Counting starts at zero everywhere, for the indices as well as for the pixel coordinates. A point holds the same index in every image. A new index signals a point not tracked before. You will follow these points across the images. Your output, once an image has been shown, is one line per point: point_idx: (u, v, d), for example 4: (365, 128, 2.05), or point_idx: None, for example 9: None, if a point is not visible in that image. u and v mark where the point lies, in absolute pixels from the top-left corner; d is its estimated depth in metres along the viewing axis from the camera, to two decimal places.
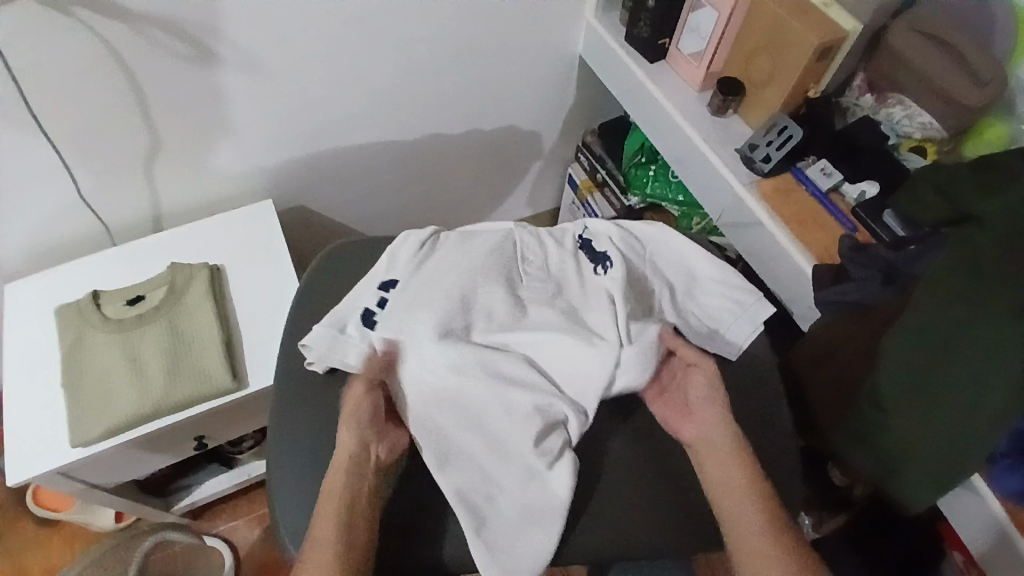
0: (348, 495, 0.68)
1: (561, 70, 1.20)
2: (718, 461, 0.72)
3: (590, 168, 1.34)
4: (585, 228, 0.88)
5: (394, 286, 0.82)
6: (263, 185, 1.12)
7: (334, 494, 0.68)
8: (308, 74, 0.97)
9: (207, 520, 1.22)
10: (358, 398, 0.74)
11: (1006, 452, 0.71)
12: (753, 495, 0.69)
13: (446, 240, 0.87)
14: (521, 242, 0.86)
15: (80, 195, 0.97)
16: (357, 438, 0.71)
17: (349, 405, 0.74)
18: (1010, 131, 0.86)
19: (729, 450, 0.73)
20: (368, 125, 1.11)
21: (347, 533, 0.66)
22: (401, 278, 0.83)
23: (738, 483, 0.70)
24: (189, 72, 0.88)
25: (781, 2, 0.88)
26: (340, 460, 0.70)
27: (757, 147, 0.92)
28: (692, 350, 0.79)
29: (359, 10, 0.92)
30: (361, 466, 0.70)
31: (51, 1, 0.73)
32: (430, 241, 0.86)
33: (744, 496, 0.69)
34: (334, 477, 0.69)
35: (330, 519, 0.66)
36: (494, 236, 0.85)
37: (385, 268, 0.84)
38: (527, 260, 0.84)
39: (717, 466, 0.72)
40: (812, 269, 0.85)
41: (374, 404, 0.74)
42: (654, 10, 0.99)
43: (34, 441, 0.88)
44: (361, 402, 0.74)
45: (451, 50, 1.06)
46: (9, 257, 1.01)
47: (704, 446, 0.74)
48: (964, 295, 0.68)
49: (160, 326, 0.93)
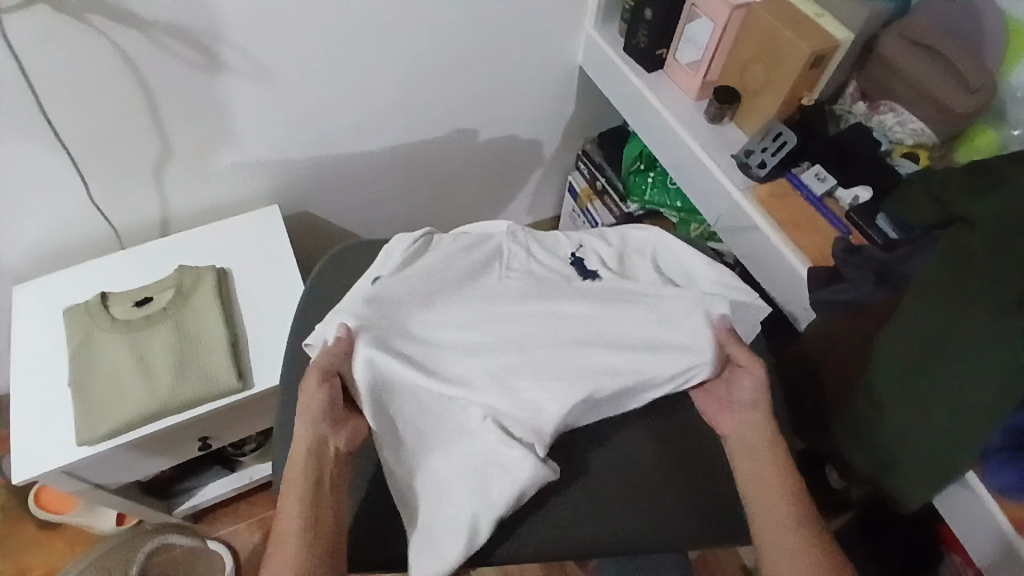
0: (312, 485, 0.69)
1: (562, 80, 1.23)
2: (755, 454, 0.74)
3: (590, 176, 1.36)
4: (579, 244, 0.89)
5: (383, 279, 0.83)
6: (270, 190, 1.14)
7: (296, 482, 0.68)
8: (315, 82, 1.00)
9: (208, 523, 1.23)
10: (311, 389, 0.73)
11: (1001, 447, 0.72)
12: (786, 492, 0.70)
13: (439, 242, 0.89)
14: (510, 251, 0.87)
15: (91, 199, 0.99)
16: (314, 430, 0.72)
17: (305, 397, 0.73)
18: (1000, 137, 0.89)
19: (764, 444, 0.74)
20: (373, 133, 1.14)
21: (312, 510, 0.67)
22: (390, 273, 0.84)
23: (772, 476, 0.71)
24: (200, 79, 0.91)
25: (774, 14, 0.91)
26: (297, 454, 0.70)
27: (753, 153, 0.94)
28: (742, 352, 0.77)
29: (365, 20, 0.95)
30: (319, 458, 0.71)
31: (69, 9, 0.76)
32: (423, 240, 0.88)
33: (777, 493, 0.70)
34: (294, 467, 0.69)
35: (296, 499, 0.67)
36: (483, 245, 0.88)
37: (379, 265, 0.85)
38: (512, 265, 0.86)
39: (752, 460, 0.74)
40: (807, 270, 0.87)
41: (329, 396, 0.73)
42: (651, 21, 1.02)
43: (41, 438, 0.89)
44: (316, 394, 0.73)
45: (453, 61, 1.08)
46: (21, 259, 1.03)
47: (742, 439, 0.76)
48: (952, 296, 0.70)
49: (167, 327, 0.94)
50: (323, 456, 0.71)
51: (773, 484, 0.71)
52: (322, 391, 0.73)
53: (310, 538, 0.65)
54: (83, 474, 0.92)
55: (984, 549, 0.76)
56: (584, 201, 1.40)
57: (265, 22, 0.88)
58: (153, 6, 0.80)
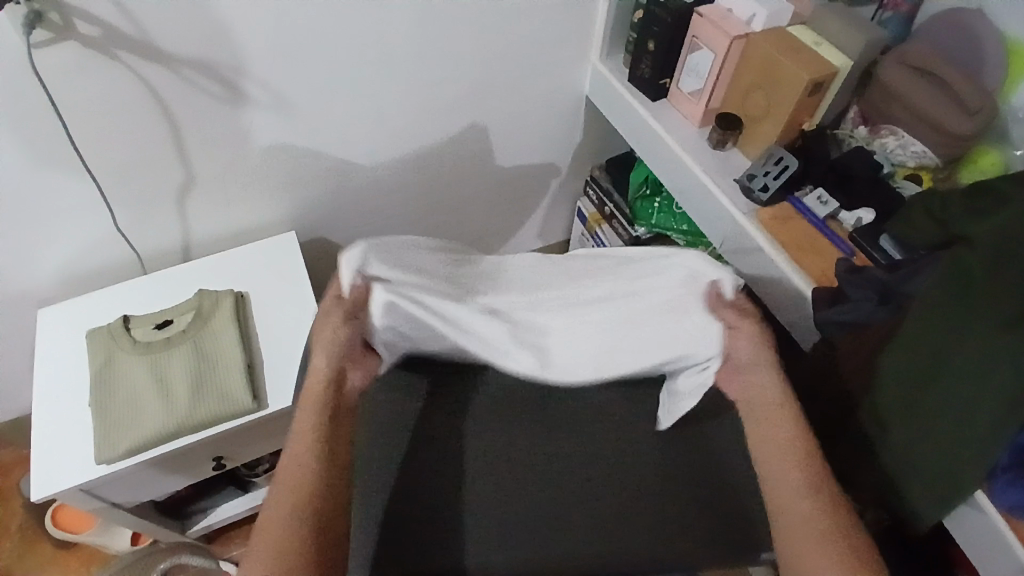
0: (329, 410, 0.75)
1: (569, 109, 1.27)
2: (765, 417, 0.78)
3: (598, 201, 1.39)
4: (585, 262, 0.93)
5: None
6: (288, 218, 1.18)
7: (314, 402, 0.75)
8: (334, 114, 1.05)
9: (222, 544, 1.25)
10: (331, 325, 0.77)
11: (1007, 466, 0.70)
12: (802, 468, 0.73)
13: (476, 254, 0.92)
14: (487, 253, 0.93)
15: (116, 228, 1.04)
16: (334, 365, 0.77)
17: (326, 326, 0.77)
18: (1004, 158, 0.91)
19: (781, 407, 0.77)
20: (390, 161, 1.18)
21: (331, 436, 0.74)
22: None
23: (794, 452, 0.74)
24: (221, 110, 0.95)
25: (773, 43, 0.94)
26: (314, 385, 0.76)
27: (755, 176, 0.96)
28: (730, 314, 0.81)
29: (383, 55, 1.00)
30: (336, 390, 0.77)
31: (96, 44, 0.80)
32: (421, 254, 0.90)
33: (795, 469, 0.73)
34: (311, 398, 0.75)
35: (311, 416, 0.74)
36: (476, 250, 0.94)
37: None
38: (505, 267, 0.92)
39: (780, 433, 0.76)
40: (810, 291, 0.88)
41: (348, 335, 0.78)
42: (654, 52, 1.05)
43: (62, 458, 0.91)
44: (336, 327, 0.77)
45: (463, 92, 1.12)
46: (47, 284, 1.07)
47: (754, 400, 0.80)
48: (956, 308, 0.70)
49: (186, 348, 0.97)
50: (338, 393, 0.77)
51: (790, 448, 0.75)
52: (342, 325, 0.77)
53: (315, 470, 0.71)
54: (99, 491, 0.94)
55: (999, 569, 0.75)
56: (593, 225, 1.43)
57: (283, 56, 0.93)
58: (177, 41, 0.84)
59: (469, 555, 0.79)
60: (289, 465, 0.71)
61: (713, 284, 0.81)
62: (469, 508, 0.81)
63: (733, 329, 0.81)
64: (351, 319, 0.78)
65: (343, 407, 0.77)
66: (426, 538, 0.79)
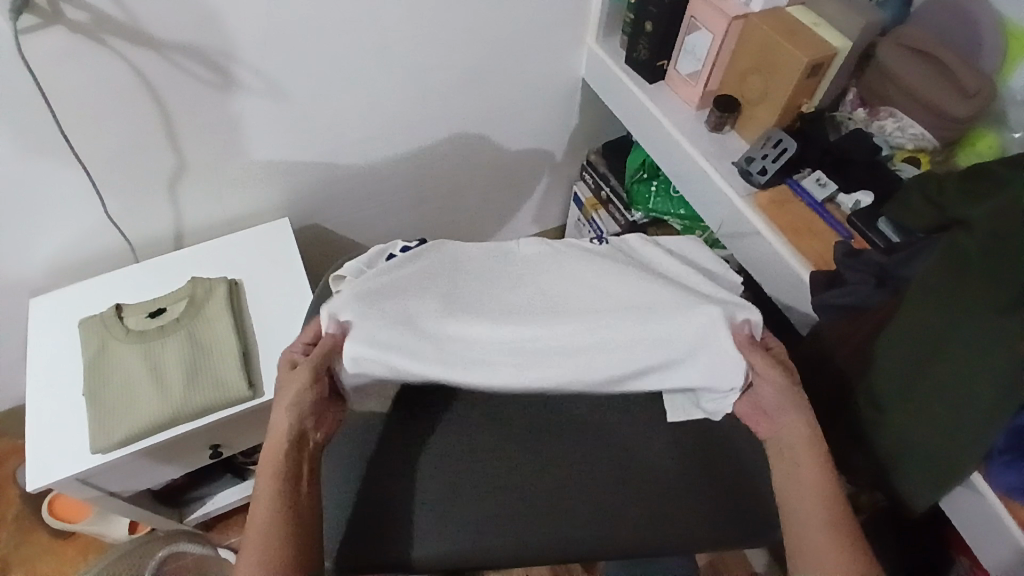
0: (287, 461, 0.68)
1: (566, 92, 1.25)
2: (789, 452, 0.72)
3: (594, 186, 1.38)
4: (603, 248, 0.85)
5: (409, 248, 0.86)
6: (282, 204, 1.17)
7: (271, 450, 0.69)
8: (329, 99, 1.03)
9: (219, 532, 1.25)
10: (301, 383, 0.71)
11: (1004, 449, 0.71)
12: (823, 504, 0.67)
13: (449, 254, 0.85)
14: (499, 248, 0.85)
15: (107, 216, 1.03)
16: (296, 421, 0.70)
17: (292, 383, 0.71)
18: (1000, 141, 0.90)
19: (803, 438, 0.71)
20: (385, 146, 1.16)
21: (292, 487, 0.67)
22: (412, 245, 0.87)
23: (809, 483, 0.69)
24: (214, 96, 0.94)
25: (771, 24, 0.93)
26: (275, 437, 0.69)
27: (754, 160, 0.96)
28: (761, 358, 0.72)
29: (377, 38, 0.98)
30: (298, 446, 0.70)
31: (84, 29, 0.79)
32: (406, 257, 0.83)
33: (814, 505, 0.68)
34: (271, 451, 0.69)
35: (268, 476, 0.67)
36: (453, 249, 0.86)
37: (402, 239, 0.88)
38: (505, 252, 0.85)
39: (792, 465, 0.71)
40: (808, 275, 0.88)
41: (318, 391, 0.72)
42: (651, 34, 1.04)
43: (56, 448, 0.91)
44: (304, 384, 0.71)
45: (458, 77, 1.11)
46: (38, 273, 1.05)
47: (783, 438, 0.73)
48: (953, 294, 0.70)
49: (180, 337, 0.96)
50: (303, 447, 0.70)
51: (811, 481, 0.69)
52: (310, 383, 0.71)
53: (281, 529, 0.65)
54: (95, 481, 0.94)
55: (994, 550, 0.75)
56: (589, 210, 1.42)
57: (275, 42, 0.91)
58: (168, 28, 0.83)
59: (415, 551, 0.74)
60: (258, 523, 0.65)
61: (744, 326, 0.74)
62: (419, 500, 0.77)
63: (760, 377, 0.72)
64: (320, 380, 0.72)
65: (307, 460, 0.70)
66: (371, 534, 0.74)
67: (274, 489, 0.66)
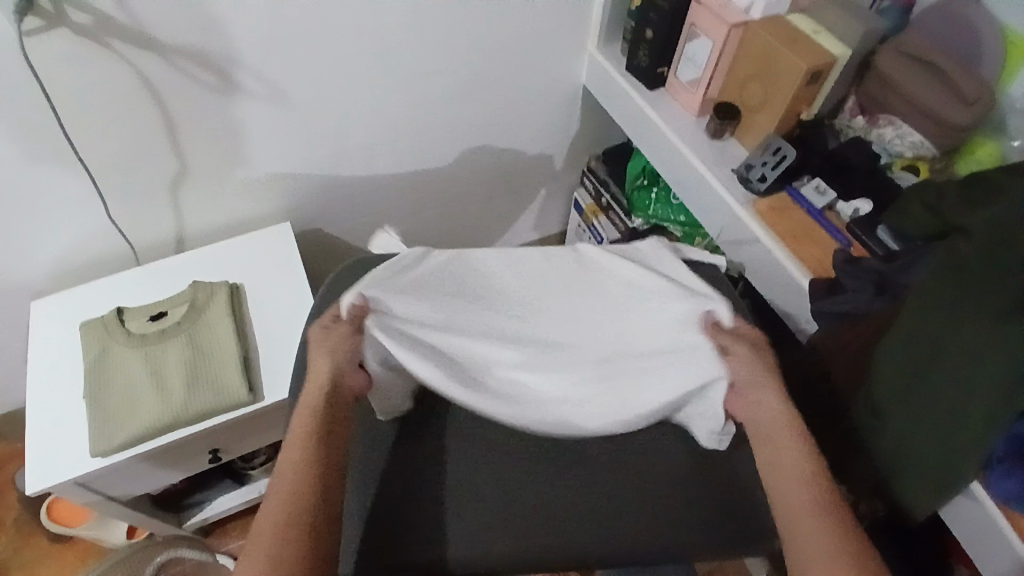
0: (322, 412, 0.72)
1: (566, 99, 1.26)
2: (769, 433, 0.72)
3: (595, 192, 1.39)
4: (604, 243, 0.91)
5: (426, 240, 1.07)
6: (284, 209, 1.17)
7: (311, 396, 0.73)
8: (330, 104, 1.04)
9: (218, 537, 1.25)
10: (343, 334, 0.78)
11: (1003, 456, 0.71)
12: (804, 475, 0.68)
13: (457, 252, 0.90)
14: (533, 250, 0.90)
15: (109, 218, 1.03)
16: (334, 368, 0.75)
17: (332, 338, 0.77)
18: (1000, 149, 0.91)
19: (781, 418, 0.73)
20: (387, 151, 1.17)
21: (323, 437, 0.70)
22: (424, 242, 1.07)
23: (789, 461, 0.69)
24: (216, 99, 0.94)
25: (771, 32, 0.93)
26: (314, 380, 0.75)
27: (753, 167, 0.96)
28: (724, 334, 0.79)
29: (379, 45, 0.99)
30: (337, 392, 0.74)
31: (88, 33, 0.79)
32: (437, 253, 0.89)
33: (795, 473, 0.68)
34: (309, 395, 0.73)
35: (303, 418, 0.71)
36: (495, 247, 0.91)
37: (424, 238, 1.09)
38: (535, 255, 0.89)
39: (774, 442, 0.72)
40: (807, 282, 0.88)
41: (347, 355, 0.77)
42: (652, 41, 1.04)
43: (56, 450, 0.91)
44: (345, 337, 0.77)
45: (460, 84, 1.12)
46: (39, 276, 1.06)
47: (760, 419, 0.74)
48: (952, 298, 0.70)
49: (181, 340, 0.96)
50: (338, 394, 0.75)
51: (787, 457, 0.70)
52: (347, 337, 0.78)
53: (307, 474, 0.66)
54: (95, 484, 0.94)
55: (996, 561, 0.75)
56: (590, 216, 1.42)
57: (278, 47, 0.92)
58: (169, 31, 0.84)
59: (450, 547, 0.75)
60: (286, 463, 0.67)
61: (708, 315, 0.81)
62: (451, 505, 0.77)
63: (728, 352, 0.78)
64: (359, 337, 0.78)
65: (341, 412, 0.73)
66: (386, 539, 0.74)
67: (306, 432, 0.70)
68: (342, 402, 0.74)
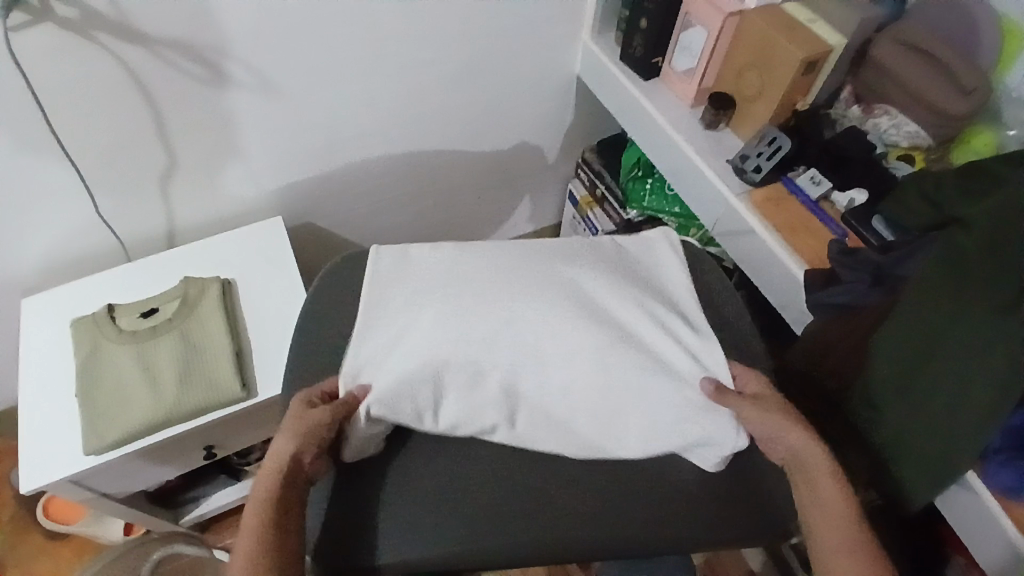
0: (278, 497, 0.67)
1: (561, 89, 1.25)
2: (808, 473, 0.70)
3: (590, 183, 1.38)
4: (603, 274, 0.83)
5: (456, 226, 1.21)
6: (277, 203, 1.16)
7: (265, 481, 0.69)
8: (322, 96, 1.02)
9: (214, 533, 1.25)
10: (318, 422, 0.72)
11: (1000, 447, 0.71)
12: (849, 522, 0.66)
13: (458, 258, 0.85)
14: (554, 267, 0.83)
15: (98, 213, 1.02)
16: (294, 453, 0.70)
17: (303, 424, 0.72)
18: (997, 138, 0.89)
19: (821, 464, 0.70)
20: (381, 144, 1.16)
21: (276, 528, 0.66)
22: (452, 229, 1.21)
23: (830, 503, 0.67)
24: (205, 92, 0.93)
25: (767, 21, 0.92)
26: (268, 469, 0.70)
27: (748, 158, 0.95)
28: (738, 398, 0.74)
29: (371, 36, 0.98)
30: (292, 481, 0.69)
31: (74, 27, 0.78)
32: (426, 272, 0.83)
33: (838, 518, 0.66)
34: (264, 487, 0.68)
35: (258, 505, 0.67)
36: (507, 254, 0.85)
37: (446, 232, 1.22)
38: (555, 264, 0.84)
39: (807, 484, 0.70)
40: (803, 273, 0.87)
41: (324, 439, 0.72)
42: (646, 30, 1.03)
43: (49, 447, 0.90)
44: (320, 425, 0.72)
45: (453, 75, 1.11)
46: (29, 272, 1.05)
47: (798, 459, 0.71)
48: (948, 292, 0.70)
49: (173, 337, 0.96)
50: (294, 485, 0.70)
51: (828, 495, 0.68)
52: (324, 425, 0.72)
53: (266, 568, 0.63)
54: (89, 482, 0.93)
55: (989, 551, 0.76)
56: (585, 208, 1.41)
57: (269, 39, 0.91)
58: (157, 23, 0.82)
59: (395, 553, 0.73)
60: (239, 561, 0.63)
61: (708, 378, 0.77)
62: (413, 503, 0.76)
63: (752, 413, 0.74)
64: (337, 423, 0.73)
65: (297, 500, 0.69)
66: (341, 540, 0.73)
67: (261, 522, 0.66)
68: (296, 488, 0.70)
